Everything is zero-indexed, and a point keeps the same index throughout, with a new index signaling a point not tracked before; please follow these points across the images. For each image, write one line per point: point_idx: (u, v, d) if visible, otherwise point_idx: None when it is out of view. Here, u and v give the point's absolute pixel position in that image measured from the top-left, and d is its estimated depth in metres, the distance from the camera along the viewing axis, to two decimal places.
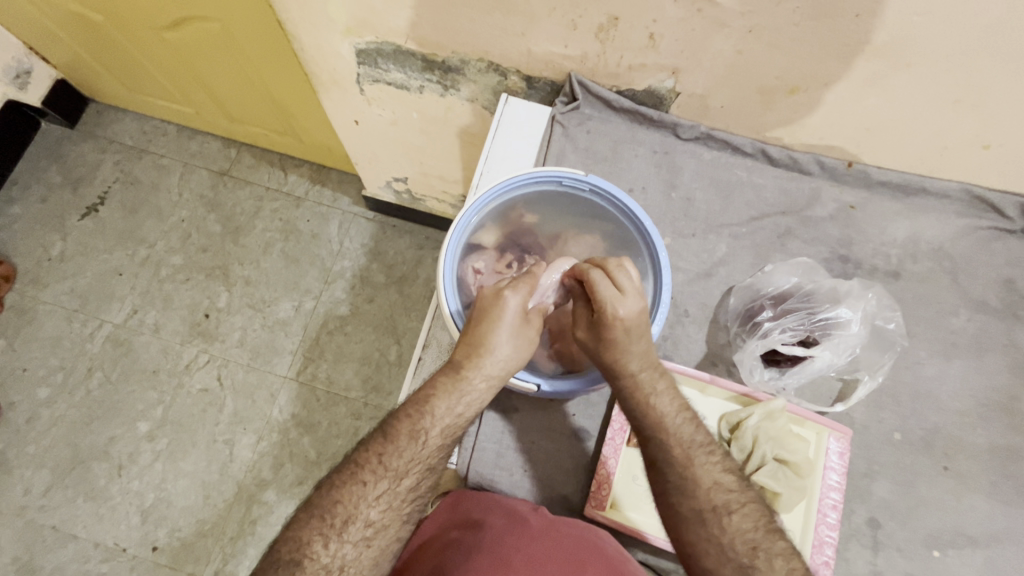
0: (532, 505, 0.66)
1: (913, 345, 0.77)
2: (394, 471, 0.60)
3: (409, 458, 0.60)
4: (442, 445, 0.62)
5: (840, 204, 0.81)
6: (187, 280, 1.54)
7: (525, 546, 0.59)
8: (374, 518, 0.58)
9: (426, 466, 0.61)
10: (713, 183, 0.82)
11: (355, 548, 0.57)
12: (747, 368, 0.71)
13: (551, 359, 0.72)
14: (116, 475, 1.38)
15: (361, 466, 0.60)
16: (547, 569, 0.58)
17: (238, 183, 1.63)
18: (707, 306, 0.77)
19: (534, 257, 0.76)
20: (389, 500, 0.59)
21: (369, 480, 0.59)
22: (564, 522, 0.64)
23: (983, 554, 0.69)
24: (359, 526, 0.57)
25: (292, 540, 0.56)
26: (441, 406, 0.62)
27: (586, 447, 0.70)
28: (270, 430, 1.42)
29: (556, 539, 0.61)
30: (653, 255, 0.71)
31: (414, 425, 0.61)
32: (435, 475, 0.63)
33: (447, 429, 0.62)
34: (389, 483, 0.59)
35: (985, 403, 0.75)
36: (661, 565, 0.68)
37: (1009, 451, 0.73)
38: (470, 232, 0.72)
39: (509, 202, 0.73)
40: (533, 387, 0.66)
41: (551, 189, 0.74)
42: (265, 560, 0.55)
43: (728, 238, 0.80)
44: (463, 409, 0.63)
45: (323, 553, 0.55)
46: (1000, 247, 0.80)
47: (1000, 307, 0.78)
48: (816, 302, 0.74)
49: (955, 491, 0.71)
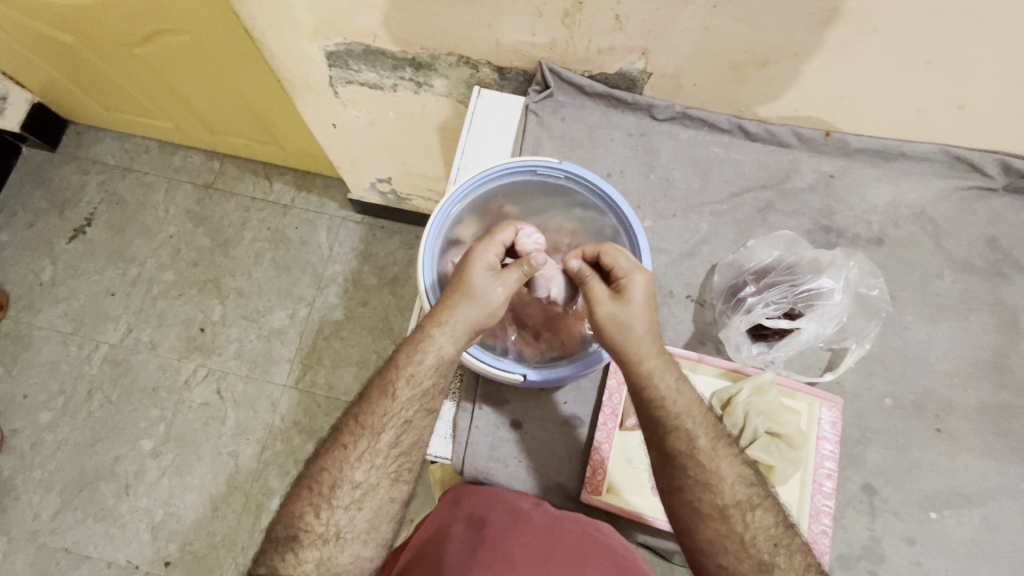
0: (533, 501, 0.66)
1: (899, 309, 0.76)
2: (371, 430, 0.61)
3: (384, 413, 0.62)
4: (416, 397, 0.62)
5: (819, 173, 0.80)
6: (181, 296, 1.55)
7: (526, 541, 0.59)
8: (360, 480, 0.60)
9: (401, 418, 0.62)
10: (691, 161, 0.81)
11: (346, 513, 0.59)
12: (734, 343, 0.71)
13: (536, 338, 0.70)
14: (124, 493, 1.39)
15: (342, 432, 0.63)
16: (547, 563, 0.58)
17: (225, 195, 1.63)
18: (691, 285, 0.76)
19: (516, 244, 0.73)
20: (371, 459, 0.61)
21: (348, 442, 0.61)
22: (564, 516, 0.64)
23: (979, 513, 0.70)
24: (346, 490, 0.60)
25: (286, 516, 0.59)
26: (403, 358, 0.63)
27: (580, 434, 0.70)
28: (273, 438, 1.43)
29: (556, 534, 0.60)
30: (633, 241, 0.68)
31: (384, 381, 0.63)
32: (417, 430, 0.63)
33: (414, 377, 0.62)
34: (367, 442, 0.61)
35: (975, 362, 0.75)
36: (661, 545, 0.68)
37: (1002, 409, 0.73)
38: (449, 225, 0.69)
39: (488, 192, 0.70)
40: (518, 376, 0.65)
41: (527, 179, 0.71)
42: (266, 538, 0.59)
43: (709, 216, 0.79)
44: (424, 357, 0.62)
45: (317, 523, 0.58)
46: (982, 206, 0.80)
47: (986, 267, 0.78)
48: (798, 274, 0.74)
49: (948, 452, 0.71)
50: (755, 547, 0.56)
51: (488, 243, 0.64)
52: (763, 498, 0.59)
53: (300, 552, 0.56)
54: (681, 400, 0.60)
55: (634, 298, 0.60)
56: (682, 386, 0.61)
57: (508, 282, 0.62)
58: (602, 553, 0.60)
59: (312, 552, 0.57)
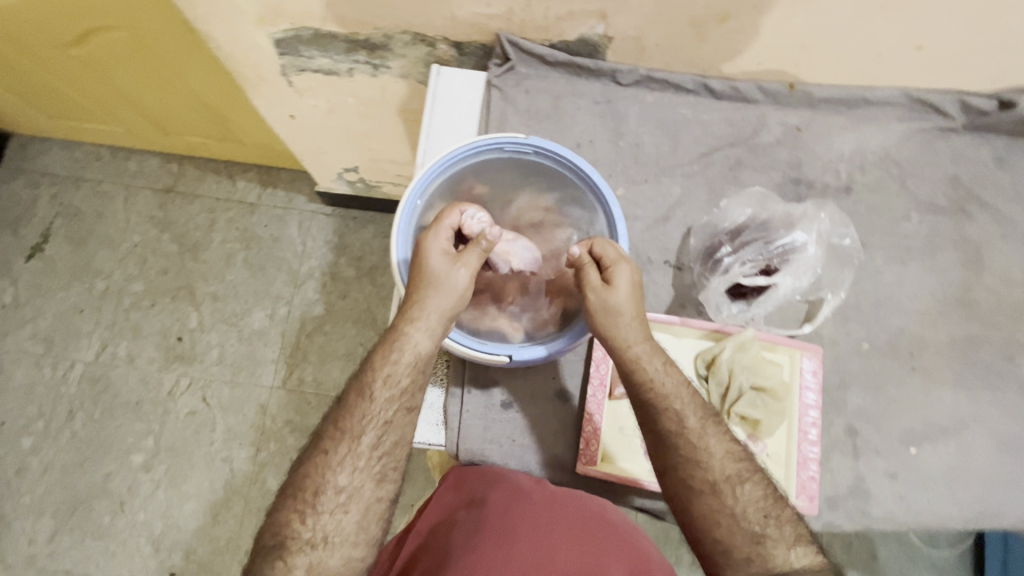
0: (534, 479, 0.67)
1: (870, 254, 0.78)
2: (350, 433, 0.60)
3: (362, 416, 0.60)
4: (394, 396, 0.61)
5: (786, 126, 0.80)
6: (153, 306, 1.50)
7: (528, 519, 0.61)
8: (344, 484, 0.58)
9: (381, 419, 0.60)
10: (659, 124, 0.80)
11: (333, 517, 0.57)
12: (715, 303, 0.72)
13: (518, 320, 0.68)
14: (119, 510, 1.38)
15: (323, 438, 0.61)
16: (552, 539, 0.60)
17: (188, 198, 1.57)
18: (668, 250, 0.76)
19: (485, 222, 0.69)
20: (354, 461, 0.59)
21: (329, 447, 0.59)
22: (565, 493, 0.65)
23: (954, 441, 0.73)
24: (331, 495, 0.58)
25: (272, 525, 0.58)
26: (379, 359, 0.61)
27: (570, 407, 0.71)
28: (267, 439, 1.42)
29: (558, 510, 0.62)
30: (607, 212, 0.66)
31: (361, 383, 0.62)
32: (399, 429, 0.61)
33: (390, 376, 0.61)
34: (348, 446, 0.59)
35: (945, 298, 0.78)
36: (659, 507, 0.70)
37: (969, 341, 0.77)
38: (419, 213, 0.67)
39: (456, 175, 0.68)
40: (504, 358, 0.65)
41: (495, 157, 0.68)
42: (253, 549, 0.57)
43: (681, 178, 0.78)
44: (400, 356, 0.61)
45: (304, 530, 0.57)
46: (945, 145, 0.82)
47: (950, 205, 0.81)
48: (771, 230, 0.74)
49: (923, 387, 0.75)
50: (746, 519, 0.57)
51: (437, 230, 0.63)
52: (752, 471, 0.60)
53: (289, 559, 0.55)
54: (672, 383, 0.62)
55: (617, 286, 0.61)
56: (670, 371, 0.62)
57: (469, 262, 0.62)
58: (605, 525, 0.62)
59: (301, 558, 0.55)
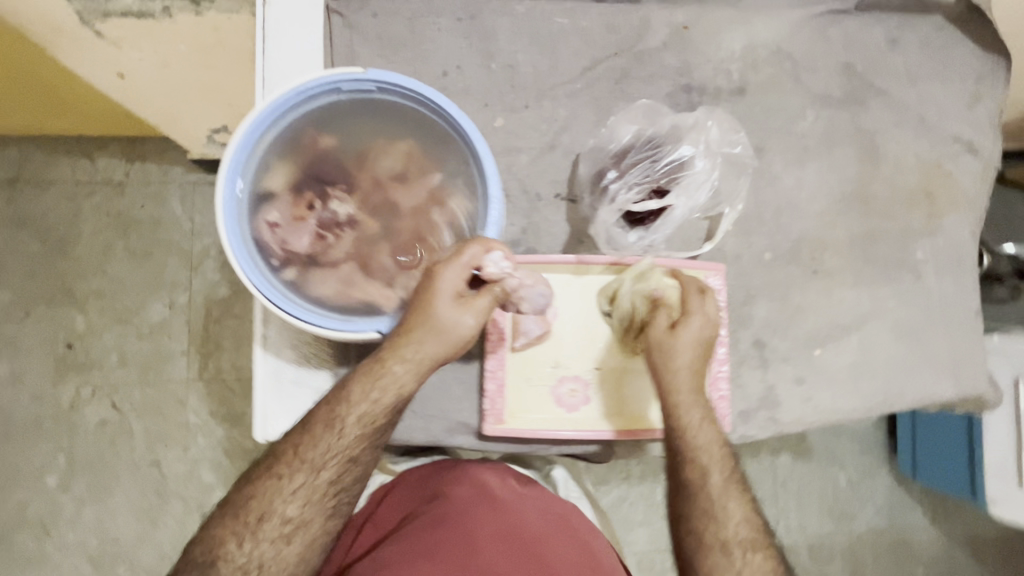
0: (501, 472, 0.70)
1: (767, 159, 0.74)
2: (310, 464, 0.56)
3: (325, 449, 0.56)
4: (364, 434, 0.56)
5: (672, 26, 0.72)
6: (29, 315, 1.33)
7: (490, 522, 0.65)
8: (292, 516, 0.56)
9: (342, 455, 0.56)
10: (534, 39, 0.70)
11: (273, 546, 0.56)
12: (608, 237, 0.67)
13: (397, 295, 0.56)
14: (46, 535, 1.29)
15: (277, 459, 0.57)
16: (509, 542, 0.64)
17: (40, 188, 1.35)
18: (558, 182, 0.69)
19: (340, 186, 0.57)
20: (307, 493, 0.56)
21: (283, 475, 0.56)
22: (528, 488, 0.70)
23: (856, 338, 0.74)
24: (275, 523, 0.56)
25: (207, 540, 0.56)
26: (358, 392, 0.56)
27: (473, 367, 0.66)
28: (195, 436, 1.33)
29: (521, 506, 0.67)
30: (473, 148, 0.57)
31: (331, 413, 0.56)
32: (362, 467, 0.58)
33: (366, 414, 0.56)
34: (305, 476, 0.56)
35: (842, 196, 0.75)
36: (576, 451, 0.68)
37: (868, 236, 0.76)
38: (250, 183, 0.54)
39: (291, 130, 0.56)
40: (375, 334, 0.55)
41: (334, 102, 0.56)
42: (183, 559, 0.56)
43: (564, 99, 0.70)
44: (379, 396, 0.56)
45: (238, 553, 0.56)
46: (837, 31, 0.76)
47: (845, 96, 0.76)
48: (658, 147, 0.68)
49: (826, 289, 0.74)
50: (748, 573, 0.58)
51: (454, 263, 0.53)
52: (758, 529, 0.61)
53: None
54: (693, 416, 0.61)
55: (682, 339, 0.62)
56: (706, 423, 0.62)
57: (479, 310, 0.55)
58: (562, 527, 0.67)
59: None
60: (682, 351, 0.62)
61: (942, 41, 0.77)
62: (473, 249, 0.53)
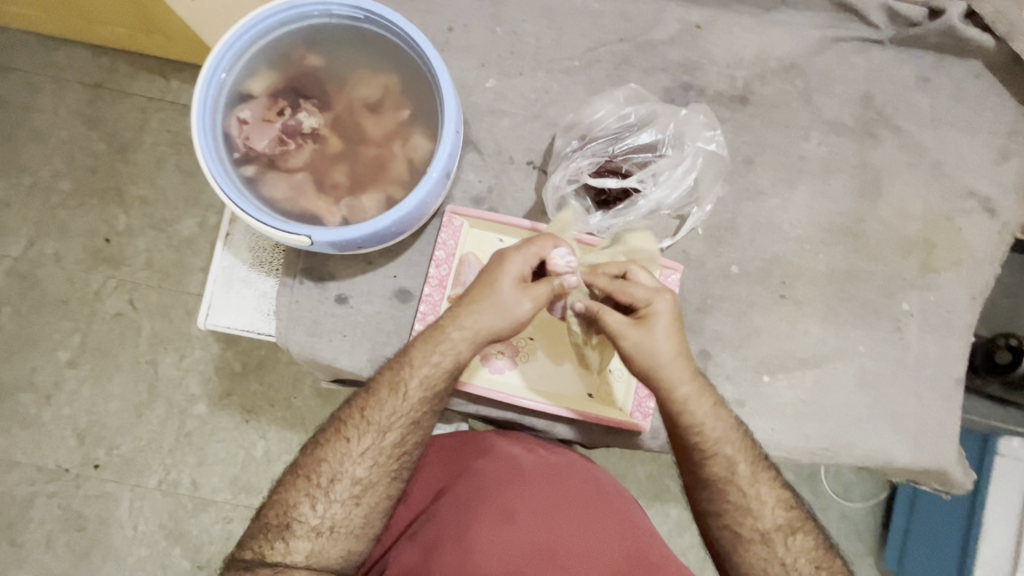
0: (525, 443, 0.65)
1: (756, 173, 0.72)
2: (377, 425, 0.59)
3: (392, 411, 0.59)
4: (426, 399, 0.59)
5: (685, 23, 0.72)
6: (76, 187, 1.20)
7: (523, 496, 0.61)
8: (360, 476, 0.58)
9: (408, 417, 0.59)
10: (544, 12, 0.72)
11: (344, 507, 0.58)
12: (558, 205, 0.67)
13: (340, 213, 0.59)
14: (46, 403, 1.16)
15: (344, 422, 0.60)
16: (553, 520, 0.61)
17: (119, 95, 1.22)
18: (533, 151, 0.70)
19: (313, 101, 0.60)
20: (374, 456, 0.59)
21: (351, 436, 0.59)
22: (559, 457, 0.65)
23: (812, 375, 0.70)
24: (345, 484, 0.58)
25: (278, 503, 0.58)
26: (420, 357, 0.59)
27: (408, 307, 0.68)
28: (191, 346, 1.17)
29: (556, 485, 0.63)
30: (439, 89, 0.58)
31: (396, 377, 0.59)
32: (424, 431, 0.60)
33: (428, 378, 0.59)
34: (373, 438, 0.59)
35: (830, 227, 0.72)
36: (492, 414, 0.70)
37: (850, 275, 0.71)
38: (235, 79, 0.59)
39: (283, 42, 0.60)
40: (306, 240, 0.55)
41: (325, 25, 0.60)
42: (256, 518, 0.58)
43: (560, 74, 0.71)
44: (440, 358, 0.58)
45: (311, 515, 0.57)
46: (861, 59, 0.73)
47: (857, 126, 0.73)
48: (624, 129, 0.68)
49: (790, 317, 0.70)
50: (796, 570, 0.57)
51: (522, 249, 0.57)
52: (803, 522, 0.59)
53: (291, 542, 0.56)
54: (719, 427, 0.58)
55: (658, 324, 0.55)
56: (712, 407, 0.58)
57: (537, 296, 0.56)
58: (608, 501, 0.64)
59: (303, 543, 0.56)
60: (659, 334, 0.55)
61: (977, 90, 0.72)
62: (542, 242, 0.58)
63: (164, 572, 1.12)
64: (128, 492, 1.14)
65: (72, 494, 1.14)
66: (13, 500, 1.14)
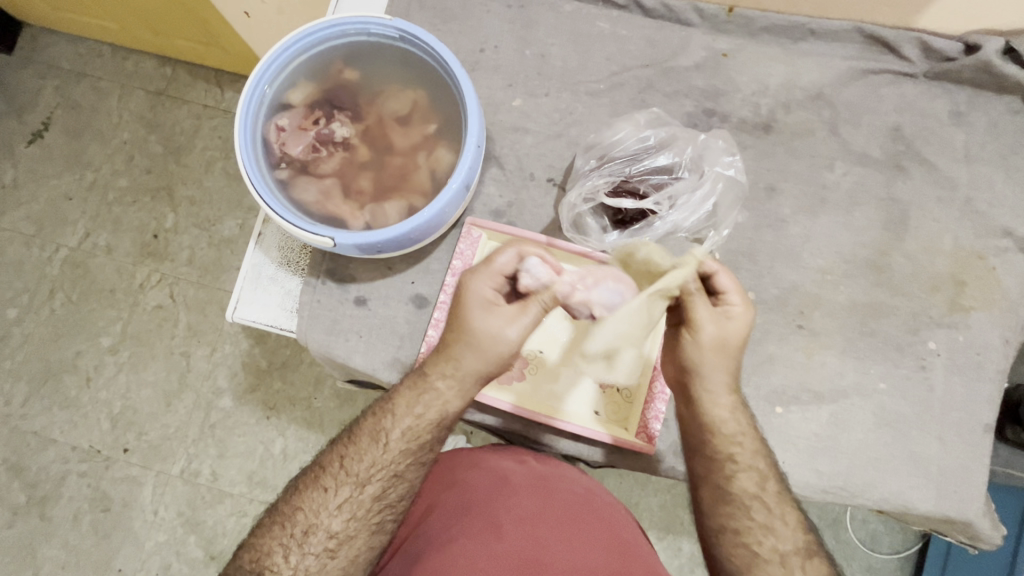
0: (518, 458, 0.67)
1: (777, 201, 0.71)
2: (357, 477, 0.58)
3: (371, 463, 0.58)
4: (407, 450, 0.59)
5: (710, 51, 0.73)
6: (131, 185, 1.29)
7: (513, 506, 0.62)
8: (337, 530, 0.57)
9: (388, 470, 0.58)
10: (573, 37, 0.74)
11: (318, 560, 0.56)
12: (574, 222, 0.69)
13: (362, 218, 0.62)
14: (86, 385, 1.23)
15: (324, 470, 0.60)
16: (539, 531, 0.61)
17: (178, 102, 1.31)
18: (553, 169, 0.72)
19: (347, 112, 0.64)
20: (352, 509, 0.58)
21: (328, 485, 0.58)
22: (558, 475, 0.66)
23: (828, 409, 0.68)
24: (320, 538, 0.57)
25: (254, 550, 0.57)
26: (402, 407, 0.59)
27: (423, 314, 0.70)
28: (222, 341, 1.22)
29: (547, 497, 0.63)
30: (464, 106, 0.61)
31: (376, 426, 0.59)
32: (405, 484, 0.59)
33: (410, 430, 0.59)
34: (351, 490, 0.58)
35: (852, 259, 0.70)
36: (495, 423, 0.71)
37: (874, 309, 0.70)
38: (277, 89, 0.63)
39: (323, 57, 0.64)
40: (328, 241, 0.58)
41: (362, 42, 0.64)
42: (232, 564, 0.57)
43: (584, 96, 0.73)
44: (424, 409, 0.59)
45: (284, 566, 0.56)
46: (891, 92, 0.72)
47: (885, 158, 0.72)
48: (641, 151, 0.70)
49: (807, 348, 0.69)
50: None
51: (482, 275, 0.58)
52: None
53: None
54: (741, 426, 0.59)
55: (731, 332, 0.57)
56: (739, 414, 0.59)
57: (515, 316, 0.56)
58: (597, 515, 0.63)
59: None
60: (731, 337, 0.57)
61: (1014, 127, 0.71)
62: (500, 261, 0.58)
63: (179, 559, 1.15)
64: (153, 476, 1.19)
65: (102, 475, 1.19)
66: (50, 477, 1.20)
